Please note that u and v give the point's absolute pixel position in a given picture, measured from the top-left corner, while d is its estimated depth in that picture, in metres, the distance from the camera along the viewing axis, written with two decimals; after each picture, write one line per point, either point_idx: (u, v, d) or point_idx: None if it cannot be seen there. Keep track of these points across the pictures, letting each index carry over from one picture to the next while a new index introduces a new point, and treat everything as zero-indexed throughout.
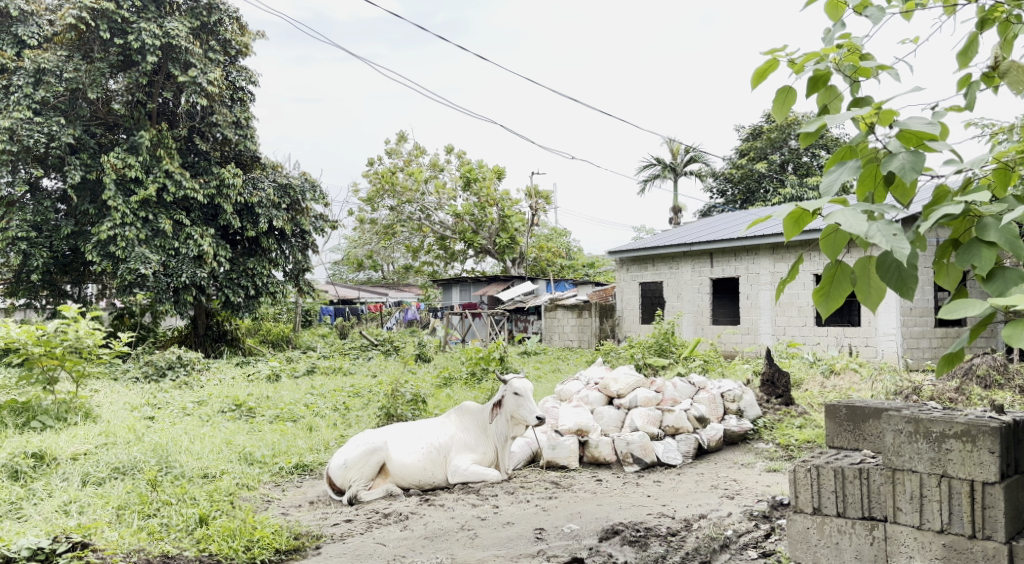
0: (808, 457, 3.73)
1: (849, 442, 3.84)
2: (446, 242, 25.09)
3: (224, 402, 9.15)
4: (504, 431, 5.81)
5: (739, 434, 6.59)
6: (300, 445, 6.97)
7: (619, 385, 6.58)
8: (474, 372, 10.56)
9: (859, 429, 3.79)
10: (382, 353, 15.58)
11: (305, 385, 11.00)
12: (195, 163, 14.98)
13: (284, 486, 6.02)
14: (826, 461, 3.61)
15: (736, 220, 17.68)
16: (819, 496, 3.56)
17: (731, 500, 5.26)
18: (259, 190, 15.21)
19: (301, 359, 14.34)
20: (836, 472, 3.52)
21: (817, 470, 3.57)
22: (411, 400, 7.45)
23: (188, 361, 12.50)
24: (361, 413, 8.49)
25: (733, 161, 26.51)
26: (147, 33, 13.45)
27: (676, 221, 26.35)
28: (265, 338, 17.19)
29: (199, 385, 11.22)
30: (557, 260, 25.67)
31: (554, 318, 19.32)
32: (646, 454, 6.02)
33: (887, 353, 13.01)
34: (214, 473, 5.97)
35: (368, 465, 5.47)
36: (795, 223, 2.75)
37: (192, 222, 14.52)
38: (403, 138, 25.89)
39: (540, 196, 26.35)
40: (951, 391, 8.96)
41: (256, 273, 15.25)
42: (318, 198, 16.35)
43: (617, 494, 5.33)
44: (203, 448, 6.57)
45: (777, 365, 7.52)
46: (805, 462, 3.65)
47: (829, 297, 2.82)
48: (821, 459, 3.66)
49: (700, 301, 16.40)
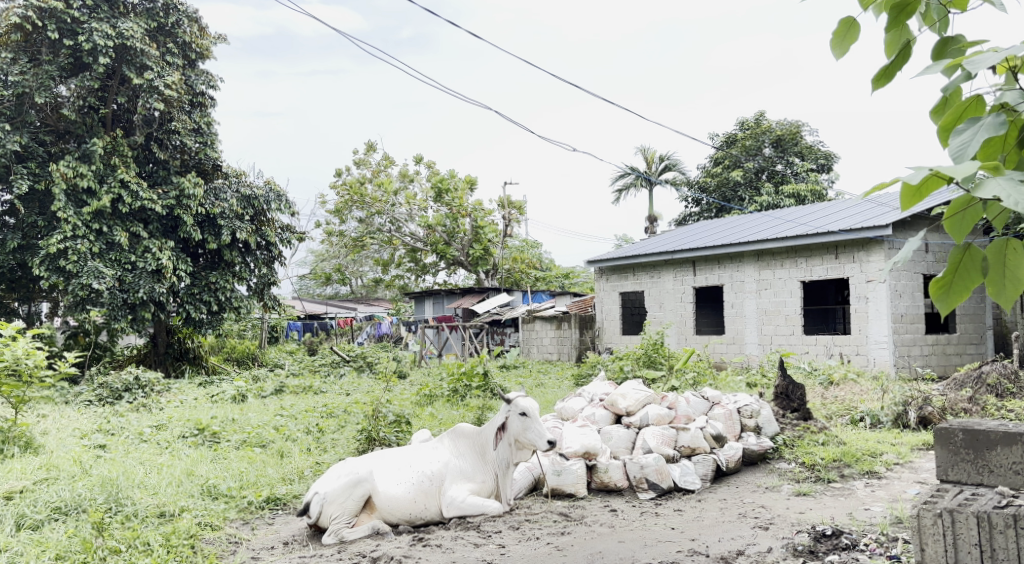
0: (931, 500, 3.46)
1: (969, 475, 3.74)
2: (418, 253, 24.28)
3: (187, 426, 8.31)
4: (506, 457, 5.11)
5: (759, 453, 5.98)
6: (270, 475, 6.17)
7: (627, 402, 5.92)
8: (457, 389, 9.89)
9: (982, 460, 3.70)
10: (355, 369, 14.81)
11: (272, 406, 10.23)
12: (154, 172, 14.07)
13: (254, 525, 5.28)
14: (959, 505, 3.32)
15: (718, 228, 17.21)
16: (955, 550, 3.27)
17: (766, 531, 4.66)
18: (222, 201, 14.42)
19: (270, 378, 13.45)
20: (977, 518, 3.24)
21: (951, 516, 3.29)
22: (393, 422, 6.69)
23: (146, 382, 11.58)
24: (337, 436, 7.75)
25: (708, 170, 26.20)
26: (99, 34, 12.60)
27: (652, 231, 25.92)
28: (230, 355, 16.31)
29: (158, 407, 10.33)
30: (532, 271, 25.02)
31: (533, 330, 18.62)
32: (662, 479, 5.39)
33: (880, 361, 12.57)
34: (173, 512, 5.21)
35: (351, 499, 4.81)
36: (911, 194, 2.08)
37: (150, 235, 13.59)
38: (372, 148, 25.20)
39: (514, 206, 25.82)
40: (963, 402, 8.57)
41: (219, 287, 14.34)
42: (284, 207, 15.50)
43: (638, 528, 4.68)
44: (159, 481, 5.79)
45: (790, 377, 6.96)
46: (932, 506, 3.36)
47: (951, 290, 2.12)
48: (948, 503, 3.38)
49: (683, 310, 15.86)
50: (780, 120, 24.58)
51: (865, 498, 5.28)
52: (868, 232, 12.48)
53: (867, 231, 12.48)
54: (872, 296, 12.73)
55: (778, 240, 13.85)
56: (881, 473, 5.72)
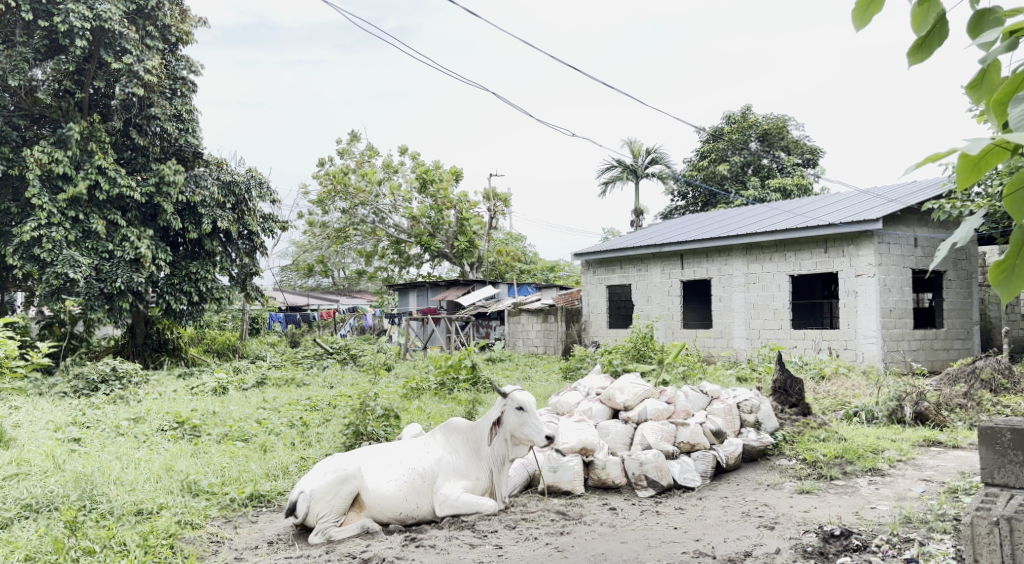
0: (982, 506, 3.30)
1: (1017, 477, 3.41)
2: (401, 245, 23.99)
3: (166, 418, 8.03)
4: (502, 453, 4.90)
5: (759, 450, 5.82)
6: (253, 471, 5.91)
7: (625, 396, 5.72)
8: (444, 382, 9.69)
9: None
10: (338, 362, 14.54)
11: (255, 398, 9.97)
12: (132, 159, 13.70)
13: (237, 523, 5.04)
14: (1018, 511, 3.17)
15: (705, 221, 17.06)
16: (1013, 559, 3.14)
17: (772, 531, 4.49)
18: (203, 188, 14.02)
19: (251, 370, 13.17)
20: None
21: (1009, 523, 3.16)
22: (382, 416, 6.45)
23: (124, 373, 11.26)
24: (322, 430, 7.51)
25: (694, 164, 26.04)
26: (76, 15, 12.18)
27: (638, 224, 25.78)
28: (210, 347, 15.97)
29: (136, 400, 10.02)
30: (517, 264, 24.78)
31: (518, 323, 18.40)
32: (662, 477, 5.22)
33: (869, 356, 12.49)
34: (151, 509, 4.96)
35: (339, 497, 4.60)
36: (970, 169, 1.86)
37: (128, 224, 13.22)
38: (356, 137, 24.84)
39: (499, 198, 25.57)
40: (959, 397, 8.48)
41: (199, 277, 14.01)
42: (266, 195, 15.11)
43: (640, 528, 4.50)
44: (137, 477, 5.53)
45: (789, 371, 6.82)
46: (987, 513, 3.22)
47: (1013, 275, 1.89)
48: (1005, 509, 3.22)
49: (671, 304, 15.72)
50: (767, 114, 24.46)
51: (870, 496, 5.13)
52: (857, 226, 12.40)
53: (859, 225, 12.37)
54: (862, 291, 12.65)
55: (767, 234, 13.72)
56: (884, 470, 5.58)
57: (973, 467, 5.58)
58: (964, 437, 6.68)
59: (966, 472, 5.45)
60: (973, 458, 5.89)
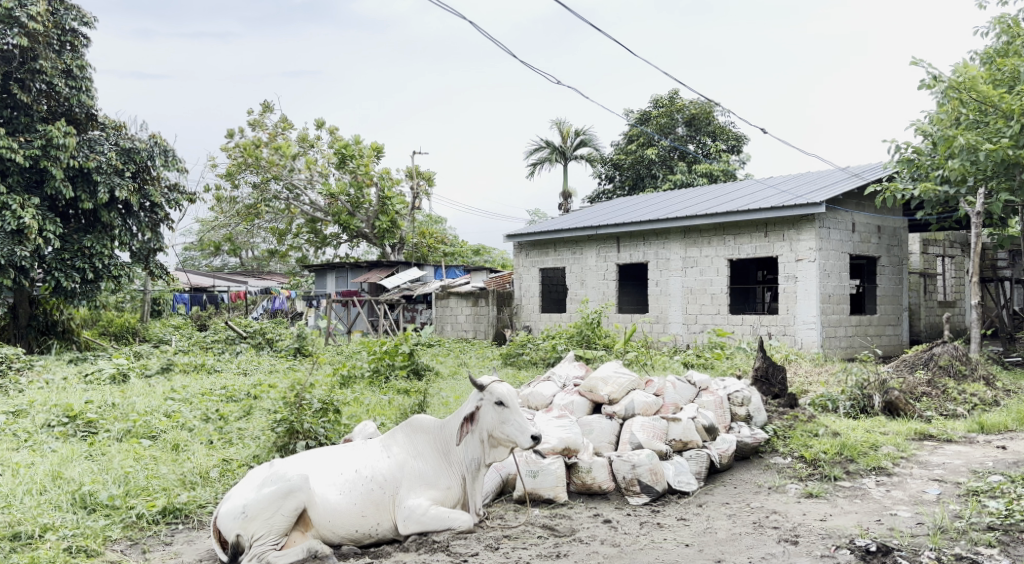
0: None
1: None
2: (317, 224, 22.67)
3: (53, 412, 6.83)
4: (476, 456, 4.07)
5: (753, 446, 5.20)
6: (164, 478, 4.87)
7: (609, 388, 5.00)
8: (378, 369, 8.79)
9: None
10: (252, 347, 13.36)
11: (160, 388, 8.79)
12: (13, 118, 12.00)
13: (147, 546, 4.08)
14: None
15: (639, 205, 16.55)
16: None
17: (798, 545, 3.88)
18: (98, 153, 12.46)
19: (153, 355, 11.83)
20: None
21: None
22: (320, 410, 5.49)
23: (3, 359, 9.86)
24: (246, 426, 6.48)
25: (621, 148, 25.60)
26: None
27: (565, 207, 25.18)
28: (106, 330, 14.44)
29: (17, 390, 8.67)
30: (441, 246, 23.77)
31: (447, 307, 16.99)
32: (657, 482, 4.52)
33: (808, 342, 12.23)
34: (31, 533, 3.98)
35: (281, 514, 3.67)
36: None
37: (9, 190, 11.63)
38: (269, 107, 23.31)
39: (423, 177, 24.54)
40: (923, 385, 8.16)
41: (95, 253, 12.47)
42: (170, 163, 13.59)
43: (649, 547, 3.83)
44: (13, 490, 4.46)
45: (770, 359, 6.34)
46: None
47: None
48: None
49: (606, 289, 15.15)
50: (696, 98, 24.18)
51: (885, 500, 4.58)
52: (799, 209, 12.05)
53: (802, 209, 12.03)
54: (802, 276, 12.37)
55: (707, 217, 13.27)
56: (890, 469, 5.07)
57: (982, 465, 5.12)
58: (952, 430, 6.27)
59: (978, 470, 4.97)
60: (973, 453, 5.45)
